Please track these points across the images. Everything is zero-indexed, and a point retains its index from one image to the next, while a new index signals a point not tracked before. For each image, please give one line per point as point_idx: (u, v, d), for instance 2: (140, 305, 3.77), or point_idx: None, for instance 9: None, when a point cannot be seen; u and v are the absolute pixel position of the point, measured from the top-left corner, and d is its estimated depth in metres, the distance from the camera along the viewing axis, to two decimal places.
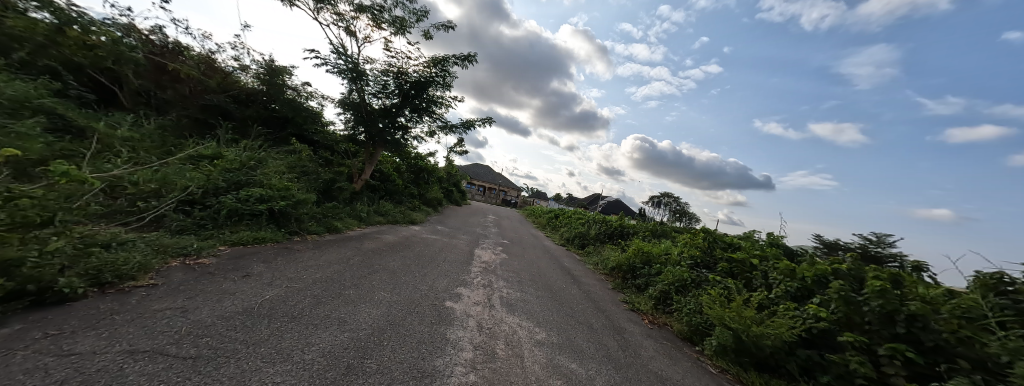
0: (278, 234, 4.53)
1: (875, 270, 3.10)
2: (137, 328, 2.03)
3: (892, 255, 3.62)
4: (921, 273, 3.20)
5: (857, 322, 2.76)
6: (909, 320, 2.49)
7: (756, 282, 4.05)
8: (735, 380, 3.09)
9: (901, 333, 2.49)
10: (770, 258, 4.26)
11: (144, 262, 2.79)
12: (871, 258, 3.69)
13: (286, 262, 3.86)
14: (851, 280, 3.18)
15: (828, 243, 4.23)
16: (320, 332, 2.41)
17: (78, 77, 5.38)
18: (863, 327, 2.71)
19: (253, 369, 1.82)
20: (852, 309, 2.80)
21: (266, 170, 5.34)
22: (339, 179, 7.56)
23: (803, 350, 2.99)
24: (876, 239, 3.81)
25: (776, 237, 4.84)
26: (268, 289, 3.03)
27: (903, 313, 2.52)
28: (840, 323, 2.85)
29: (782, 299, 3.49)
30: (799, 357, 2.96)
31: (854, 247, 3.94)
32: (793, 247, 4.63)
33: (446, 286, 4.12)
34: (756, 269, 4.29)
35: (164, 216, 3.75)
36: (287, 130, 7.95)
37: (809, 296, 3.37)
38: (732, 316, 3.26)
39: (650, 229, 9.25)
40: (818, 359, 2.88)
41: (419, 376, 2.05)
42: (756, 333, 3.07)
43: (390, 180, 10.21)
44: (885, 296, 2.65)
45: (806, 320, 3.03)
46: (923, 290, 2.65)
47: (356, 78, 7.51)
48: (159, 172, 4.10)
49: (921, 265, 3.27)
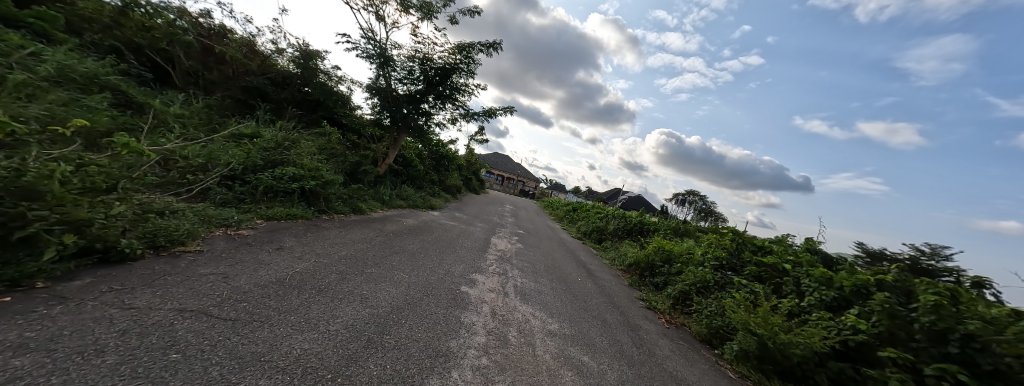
0: (308, 211, 4.76)
1: (926, 283, 2.88)
2: (185, 289, 2.23)
3: (945, 268, 3.38)
4: (984, 290, 2.97)
5: (901, 339, 2.62)
6: (965, 340, 2.33)
7: (786, 289, 3.89)
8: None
9: (953, 353, 2.33)
10: (805, 264, 4.05)
11: (192, 230, 3.02)
12: (922, 270, 3.45)
13: (315, 238, 4.09)
14: (897, 293, 2.97)
15: (871, 252, 3.98)
16: (344, 306, 2.55)
17: (138, 57, 5.81)
18: (909, 344, 2.57)
19: (284, 335, 1.96)
20: (897, 324, 2.65)
21: (300, 150, 5.56)
22: (365, 162, 7.80)
23: (835, 362, 2.86)
24: (929, 250, 3.55)
25: (811, 242, 4.61)
26: (298, 263, 3.23)
27: (958, 332, 2.35)
28: (882, 337, 2.70)
29: (815, 308, 3.35)
30: (830, 369, 2.85)
31: (902, 257, 3.69)
32: (831, 255, 4.40)
33: (463, 271, 4.22)
34: (788, 274, 4.11)
35: (209, 189, 4.02)
36: (319, 113, 8.29)
37: (846, 306, 3.21)
38: (758, 322, 3.15)
39: (671, 227, 9.05)
40: (852, 373, 2.74)
41: (434, 356, 2.14)
42: (783, 341, 2.97)
43: (412, 165, 10.54)
44: (939, 313, 2.48)
45: (840, 331, 2.90)
46: (986, 309, 2.43)
47: (384, 63, 7.65)
48: (206, 147, 4.39)
49: (981, 281, 3.04)
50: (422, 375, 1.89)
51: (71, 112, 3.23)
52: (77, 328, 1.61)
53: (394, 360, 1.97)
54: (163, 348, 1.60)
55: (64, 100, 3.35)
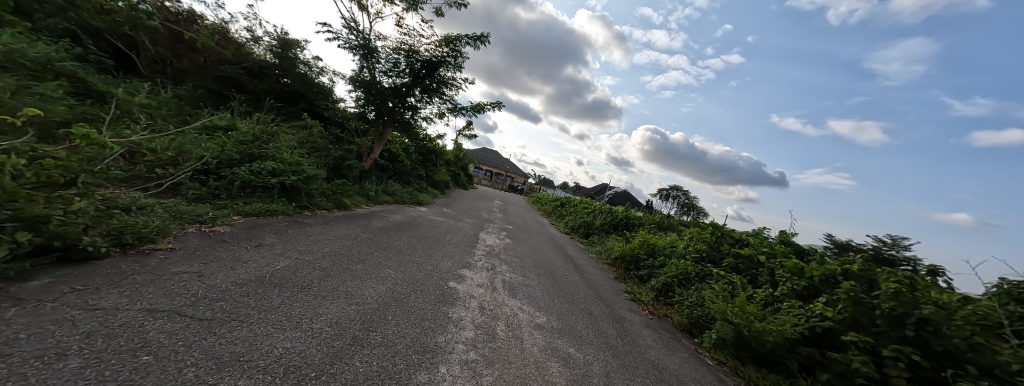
0: (289, 207, 4.61)
1: (887, 272, 2.99)
2: (156, 289, 2.12)
3: (905, 258, 3.53)
4: (938, 277, 3.14)
5: (864, 324, 2.71)
6: (919, 323, 2.44)
7: (761, 279, 4.01)
8: (732, 372, 3.14)
9: (909, 335, 2.44)
10: (778, 255, 4.19)
11: (162, 227, 2.87)
12: (883, 260, 3.61)
13: (296, 234, 3.96)
14: (861, 281, 3.08)
15: (839, 243, 4.14)
16: (328, 304, 2.48)
17: (97, 42, 5.48)
18: (870, 329, 2.66)
19: (264, 334, 1.89)
20: (860, 310, 2.75)
21: (280, 144, 5.36)
22: (349, 157, 7.56)
23: (804, 347, 2.96)
24: (890, 241, 3.71)
25: (785, 234, 4.76)
26: (279, 260, 3.12)
27: (914, 316, 2.47)
28: (846, 323, 2.79)
29: (788, 297, 3.47)
30: (800, 354, 2.95)
31: (866, 248, 3.85)
32: (804, 246, 4.56)
33: (451, 267, 4.18)
34: (763, 265, 4.23)
35: (181, 184, 3.84)
36: (299, 105, 8.02)
37: (816, 295, 3.34)
38: (735, 311, 3.24)
39: (656, 222, 9.23)
40: (819, 357, 2.85)
41: (421, 351, 2.11)
42: (758, 328, 3.05)
43: (398, 160, 10.35)
44: (899, 299, 2.59)
45: (811, 318, 3.01)
46: (940, 295, 2.57)
47: (367, 55, 7.44)
48: (176, 140, 4.17)
49: (936, 269, 3.19)
50: (410, 371, 1.86)
51: (20, 100, 3.01)
52: (35, 331, 1.50)
53: (381, 357, 1.92)
54: (133, 350, 1.51)
55: (13, 87, 3.11)
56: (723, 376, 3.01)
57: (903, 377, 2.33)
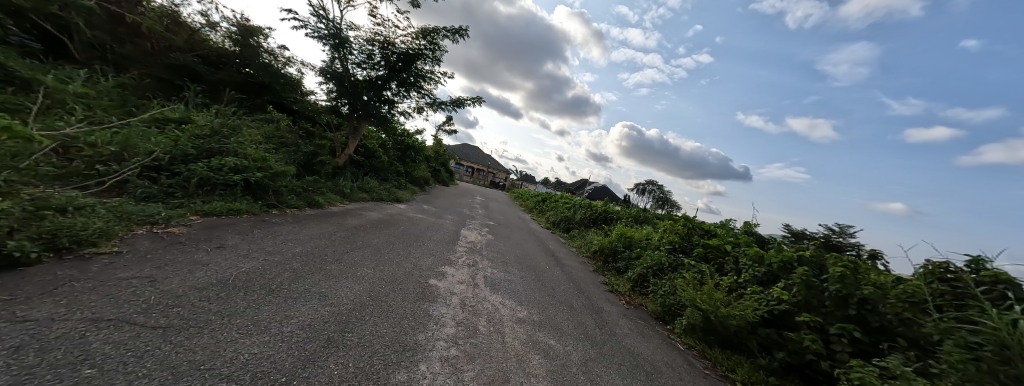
0: (254, 206, 4.35)
1: (835, 257, 3.11)
2: (101, 296, 1.92)
3: (851, 244, 3.72)
4: (876, 261, 3.32)
5: (815, 305, 2.88)
6: (860, 302, 2.64)
7: (727, 267, 4.14)
8: (699, 355, 3.23)
9: (852, 314, 2.62)
10: (743, 244, 4.35)
11: (106, 228, 2.63)
12: (832, 246, 3.79)
13: (263, 234, 3.74)
14: (813, 266, 3.19)
15: (795, 232, 4.31)
16: (300, 306, 2.33)
17: (19, 22, 4.72)
18: (820, 310, 2.83)
19: (228, 340, 1.74)
20: (812, 293, 2.90)
21: (242, 138, 5.04)
22: (321, 152, 7.24)
23: (763, 329, 3.08)
24: (838, 229, 3.90)
25: (750, 225, 4.93)
26: (244, 262, 2.92)
27: (857, 296, 2.66)
28: (799, 305, 2.97)
29: (750, 284, 3.58)
30: (759, 335, 3.06)
31: (818, 236, 4.03)
32: (764, 235, 4.74)
33: (432, 264, 4.07)
34: (728, 254, 4.38)
35: (127, 181, 3.54)
36: (264, 97, 7.61)
37: (774, 281, 3.48)
38: (703, 298, 3.33)
39: (633, 215, 9.41)
40: (776, 337, 2.98)
41: (401, 350, 2.02)
42: (723, 313, 3.14)
43: (375, 156, 10.05)
44: (844, 281, 2.74)
45: (768, 302, 3.14)
46: (877, 277, 2.75)
47: (339, 45, 7.11)
48: (121, 133, 3.83)
49: (876, 253, 3.38)
50: (389, 371, 1.77)
51: None
52: None
53: (358, 358, 1.82)
54: (72, 363, 1.35)
55: None
56: (692, 360, 3.08)
57: (846, 351, 2.57)
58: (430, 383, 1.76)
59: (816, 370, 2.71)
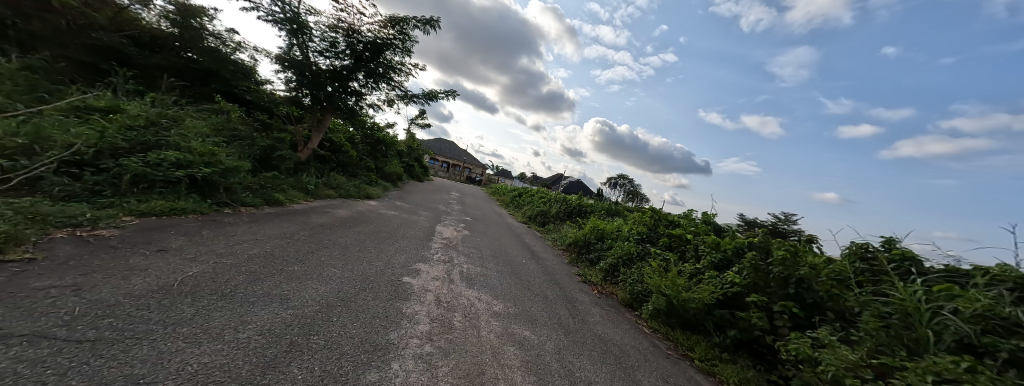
0: (203, 205, 3.98)
1: (779, 242, 3.38)
2: (10, 310, 1.65)
3: (794, 230, 3.99)
4: (813, 244, 3.55)
5: (761, 286, 3.11)
6: (798, 282, 2.90)
7: (689, 254, 4.29)
8: (663, 338, 3.31)
9: (791, 292, 2.88)
10: (702, 233, 4.55)
11: (13, 233, 2.28)
12: (777, 232, 4.04)
13: (215, 235, 3.44)
14: (761, 251, 3.46)
15: (747, 221, 4.55)
16: (258, 310, 2.14)
17: None
18: (765, 290, 3.07)
19: (174, 350, 1.55)
20: (760, 275, 3.14)
21: (185, 130, 4.59)
22: (281, 146, 6.79)
23: (718, 310, 3.24)
24: (784, 217, 4.15)
25: (708, 215, 5.13)
26: (191, 266, 2.65)
27: (796, 276, 2.92)
28: (749, 286, 3.18)
29: (707, 269, 3.72)
30: (715, 316, 3.22)
31: (766, 224, 4.29)
32: (721, 225, 4.95)
33: (405, 262, 3.91)
34: (690, 242, 4.56)
35: (40, 178, 3.11)
36: (211, 85, 6.98)
37: (728, 266, 3.63)
38: (666, 284, 3.44)
39: (606, 208, 9.60)
40: (729, 317, 3.15)
41: (372, 350, 1.90)
42: (684, 298, 3.29)
43: (341, 150, 9.60)
44: (785, 263, 3.00)
45: (722, 285, 3.32)
46: (812, 258, 3.07)
47: (296, 30, 6.64)
48: (30, 123, 3.35)
49: (813, 237, 3.61)
50: (359, 372, 1.65)
51: None
52: None
53: (325, 361, 1.69)
54: None
55: None
56: (658, 343, 3.15)
57: (787, 326, 2.79)
58: (404, 381, 1.68)
59: (761, 344, 2.93)
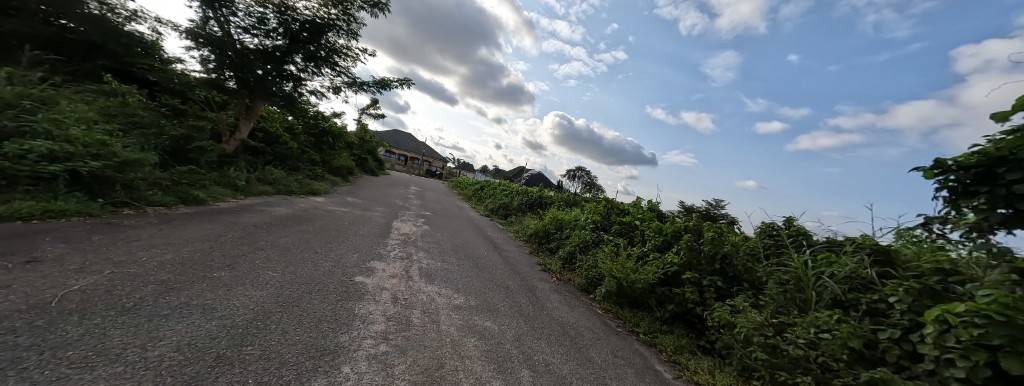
0: (91, 205, 3.31)
1: (710, 224, 3.63)
2: None
3: (721, 214, 4.31)
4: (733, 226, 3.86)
5: (695, 263, 3.28)
6: (722, 259, 3.14)
7: (636, 238, 4.47)
8: (613, 317, 3.38)
9: (717, 268, 3.10)
10: (648, 220, 4.75)
11: None
12: (707, 215, 4.35)
13: (113, 241, 2.88)
14: (694, 233, 3.69)
15: (687, 207, 4.84)
16: (173, 323, 1.78)
17: None
18: (698, 267, 3.25)
19: (55, 379, 1.21)
20: (694, 254, 3.30)
21: (60, 114, 3.79)
22: (200, 135, 5.93)
23: (660, 287, 3.37)
24: (715, 202, 4.46)
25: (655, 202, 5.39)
26: (79, 279, 2.15)
27: (721, 254, 3.15)
28: (684, 265, 3.33)
29: (651, 251, 3.87)
30: (657, 293, 3.34)
31: (700, 209, 4.60)
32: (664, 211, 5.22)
33: (357, 261, 3.59)
34: (638, 228, 4.74)
35: None
36: (99, 61, 5.87)
37: (668, 247, 3.83)
38: (617, 267, 3.53)
39: (565, 199, 9.75)
40: (667, 292, 3.30)
41: (319, 355, 1.67)
42: (631, 279, 3.36)
43: (279, 142, 8.71)
44: (715, 243, 3.21)
45: (663, 265, 3.45)
46: (733, 238, 3.34)
47: (214, 2, 5.79)
48: None
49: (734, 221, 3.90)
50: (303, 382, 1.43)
51: None
52: None
53: (264, 373, 1.44)
54: None
55: None
56: (609, 322, 3.21)
57: (713, 297, 3.01)
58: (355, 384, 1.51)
59: (694, 315, 3.13)
